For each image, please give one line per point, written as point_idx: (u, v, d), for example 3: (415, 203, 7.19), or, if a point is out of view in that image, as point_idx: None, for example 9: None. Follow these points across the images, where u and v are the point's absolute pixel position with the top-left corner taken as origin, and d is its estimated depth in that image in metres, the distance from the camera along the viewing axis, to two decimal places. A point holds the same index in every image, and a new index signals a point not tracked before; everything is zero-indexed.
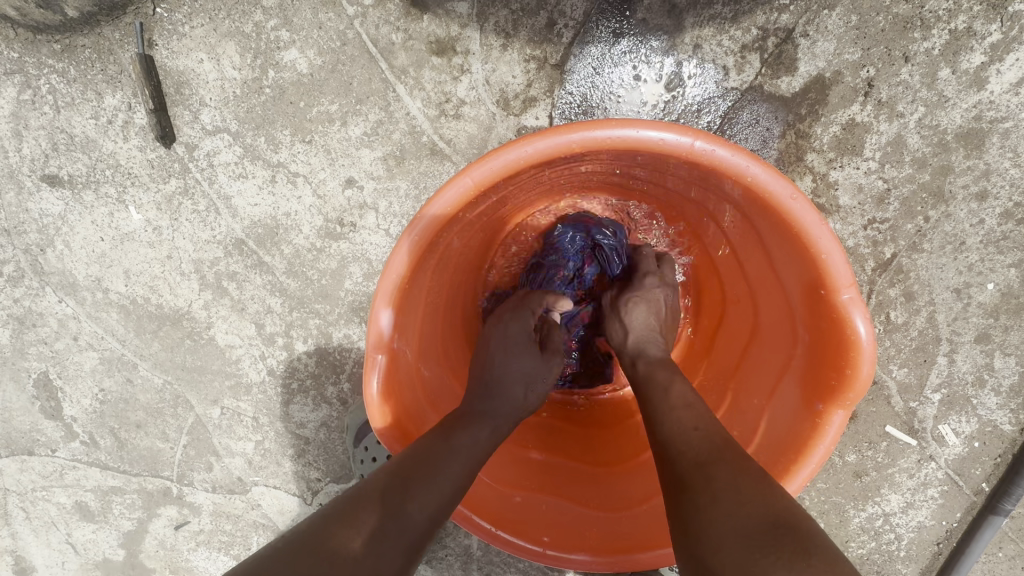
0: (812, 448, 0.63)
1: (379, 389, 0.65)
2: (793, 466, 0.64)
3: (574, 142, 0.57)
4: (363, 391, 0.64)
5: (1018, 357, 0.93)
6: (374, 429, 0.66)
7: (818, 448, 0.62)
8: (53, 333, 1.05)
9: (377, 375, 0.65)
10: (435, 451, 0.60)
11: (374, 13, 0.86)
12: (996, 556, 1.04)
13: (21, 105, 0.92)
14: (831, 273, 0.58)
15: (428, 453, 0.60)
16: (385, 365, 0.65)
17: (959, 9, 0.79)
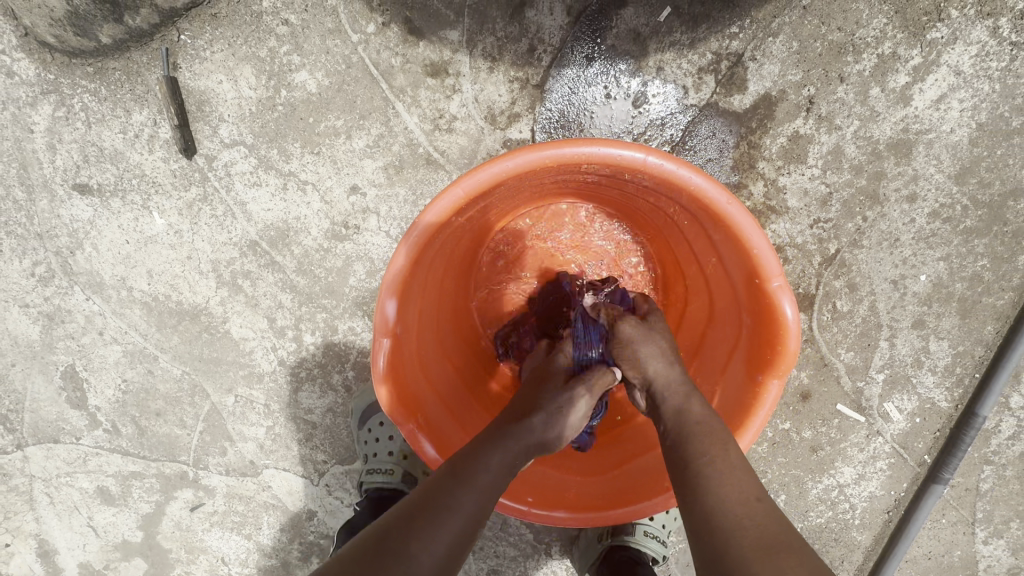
0: (753, 415, 0.74)
1: (385, 367, 0.76)
2: (738, 431, 0.75)
3: (547, 158, 0.68)
4: (371, 368, 0.75)
5: (950, 340, 1.04)
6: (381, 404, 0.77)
7: (757, 414, 0.73)
8: (80, 329, 1.14)
9: (383, 356, 0.75)
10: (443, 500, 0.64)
11: (376, 40, 0.96)
12: (940, 522, 1.16)
13: (56, 121, 1.02)
14: (762, 265, 0.70)
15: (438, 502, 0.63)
16: (389, 348, 0.76)
17: (885, 36, 0.91)
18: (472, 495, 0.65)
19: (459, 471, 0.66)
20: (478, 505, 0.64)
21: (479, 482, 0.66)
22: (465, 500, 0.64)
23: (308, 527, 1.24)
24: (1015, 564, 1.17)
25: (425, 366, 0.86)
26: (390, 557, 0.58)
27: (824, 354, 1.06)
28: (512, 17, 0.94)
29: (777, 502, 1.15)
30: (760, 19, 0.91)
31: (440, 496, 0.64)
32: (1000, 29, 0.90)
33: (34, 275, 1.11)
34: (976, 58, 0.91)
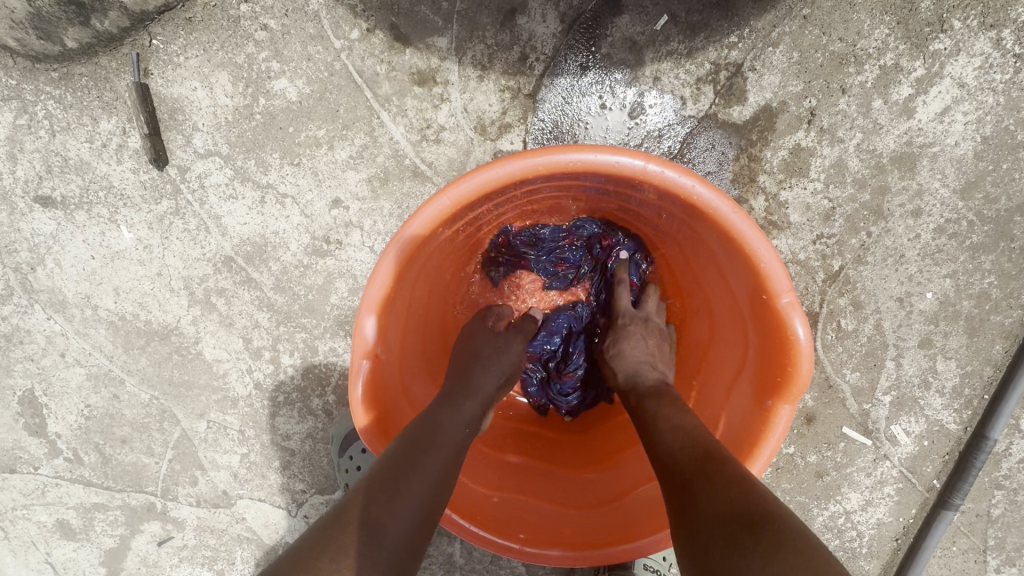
0: (764, 442, 0.69)
1: (364, 392, 0.70)
2: (747, 461, 0.70)
3: (540, 165, 0.64)
4: (348, 395, 0.69)
5: (958, 360, 1.00)
6: (359, 432, 0.71)
7: (769, 441, 0.68)
8: (40, 350, 1.07)
9: (362, 380, 0.69)
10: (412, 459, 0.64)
11: (360, 46, 0.92)
12: (951, 550, 1.11)
13: (18, 129, 0.96)
14: (770, 280, 0.65)
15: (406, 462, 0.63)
16: (369, 371, 0.70)
17: (887, 47, 0.88)
18: (442, 458, 0.65)
19: (426, 440, 0.66)
20: (445, 468, 0.65)
21: (444, 447, 0.66)
22: (437, 459, 0.65)
23: None
24: None
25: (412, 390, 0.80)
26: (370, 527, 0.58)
27: (829, 375, 1.01)
28: (503, 24, 0.90)
29: None
30: (759, 28, 0.88)
31: (413, 462, 0.63)
32: (1003, 41, 0.88)
33: None
34: (979, 70, 0.88)
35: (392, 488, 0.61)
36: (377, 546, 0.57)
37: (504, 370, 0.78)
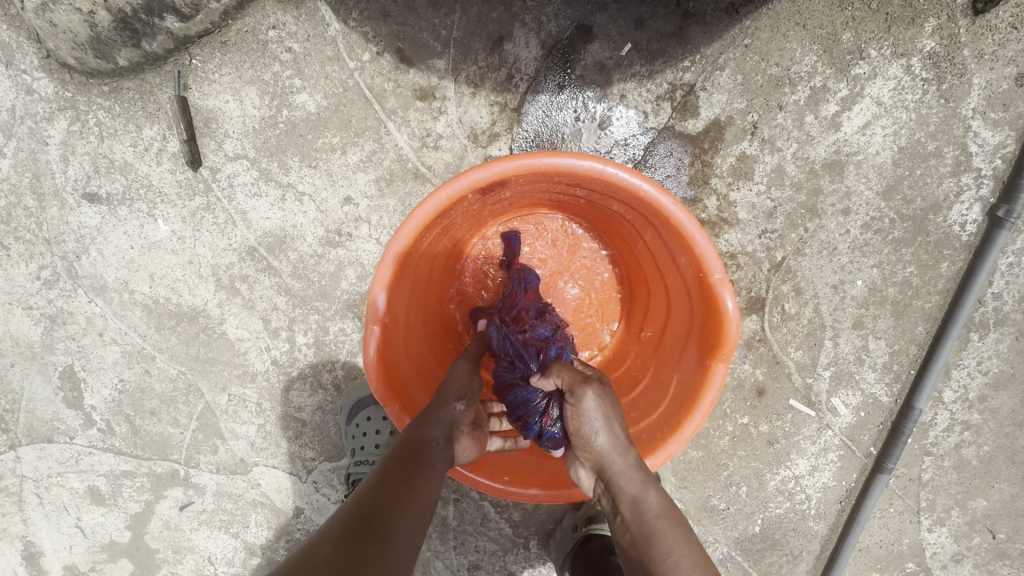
0: (704, 395, 0.84)
1: (374, 355, 0.85)
2: (691, 411, 0.85)
3: (520, 167, 0.80)
4: (362, 355, 0.83)
5: (887, 339, 1.16)
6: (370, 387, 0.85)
7: (708, 393, 0.83)
8: (81, 330, 1.20)
9: (373, 343, 0.84)
10: (404, 474, 0.76)
11: (370, 67, 1.07)
12: (888, 511, 1.26)
13: (71, 135, 1.10)
14: (705, 264, 0.81)
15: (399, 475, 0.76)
16: (379, 336, 0.84)
17: (816, 71, 1.04)
18: (428, 473, 0.78)
19: (415, 454, 0.78)
20: (430, 481, 0.77)
21: (429, 463, 0.79)
22: (424, 473, 0.77)
23: (296, 525, 1.29)
24: (957, 550, 1.28)
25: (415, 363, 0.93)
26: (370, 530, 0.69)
27: (776, 353, 1.16)
28: (492, 49, 1.05)
29: (738, 494, 1.25)
30: (708, 56, 1.04)
31: (405, 475, 0.76)
32: (913, 67, 1.04)
33: (39, 278, 1.18)
34: (894, 91, 1.05)
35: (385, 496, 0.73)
36: (374, 543, 0.69)
37: (460, 392, 0.86)
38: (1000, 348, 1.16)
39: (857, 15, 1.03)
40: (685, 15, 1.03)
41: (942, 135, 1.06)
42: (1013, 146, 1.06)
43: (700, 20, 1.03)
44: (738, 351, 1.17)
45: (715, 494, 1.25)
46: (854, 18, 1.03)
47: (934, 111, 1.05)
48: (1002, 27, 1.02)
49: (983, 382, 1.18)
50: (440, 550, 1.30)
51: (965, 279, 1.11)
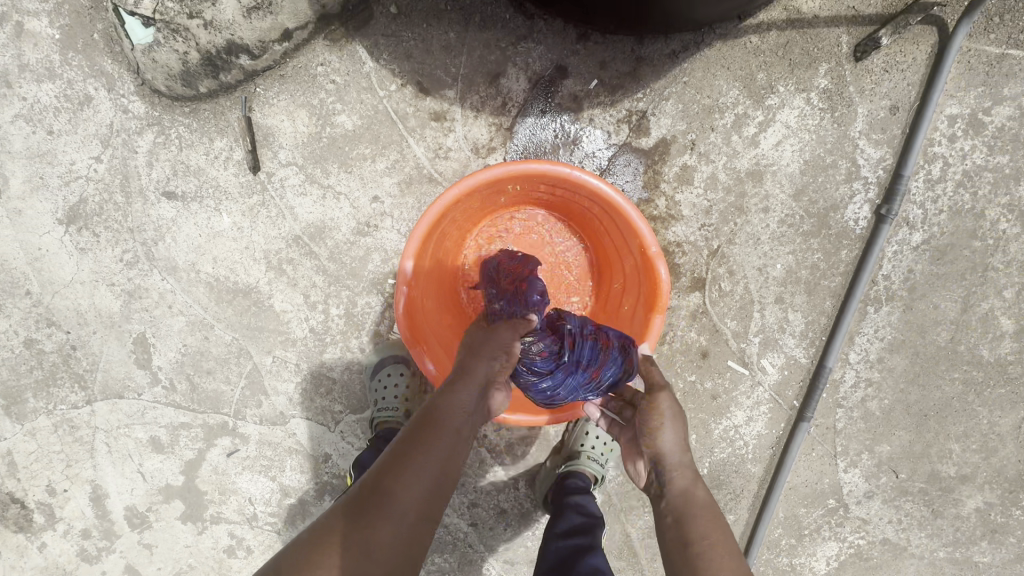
0: (647, 340, 1.17)
1: (403, 308, 1.18)
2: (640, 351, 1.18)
3: (510, 172, 1.14)
4: (394, 308, 1.17)
5: (803, 312, 1.46)
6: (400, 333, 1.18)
7: (649, 338, 1.16)
8: (154, 303, 1.47)
9: (402, 300, 1.17)
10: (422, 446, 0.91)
11: (396, 95, 1.37)
12: (811, 454, 1.55)
13: (156, 145, 1.39)
14: (644, 239, 1.14)
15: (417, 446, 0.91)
16: (406, 294, 1.18)
17: (739, 102, 1.36)
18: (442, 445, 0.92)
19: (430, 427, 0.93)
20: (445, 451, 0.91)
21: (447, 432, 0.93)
22: (440, 441, 0.92)
23: (326, 468, 1.55)
24: (869, 487, 1.56)
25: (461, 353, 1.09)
26: (381, 499, 0.85)
27: (716, 323, 1.46)
28: (491, 83, 1.36)
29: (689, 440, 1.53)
30: (656, 90, 1.36)
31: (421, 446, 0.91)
32: (812, 99, 1.36)
33: (122, 260, 1.45)
34: (798, 117, 1.36)
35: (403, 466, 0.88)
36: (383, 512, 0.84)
37: (500, 351, 1.06)
38: (891, 319, 1.46)
39: (768, 60, 1.35)
40: (638, 59, 1.35)
41: (836, 151, 1.38)
42: (891, 159, 1.38)
43: (649, 63, 1.35)
44: (685, 321, 1.46)
45: None
46: (765, 62, 1.35)
47: (829, 133, 1.37)
48: (877, 70, 1.35)
49: (880, 346, 1.48)
50: None
51: (860, 263, 1.41)
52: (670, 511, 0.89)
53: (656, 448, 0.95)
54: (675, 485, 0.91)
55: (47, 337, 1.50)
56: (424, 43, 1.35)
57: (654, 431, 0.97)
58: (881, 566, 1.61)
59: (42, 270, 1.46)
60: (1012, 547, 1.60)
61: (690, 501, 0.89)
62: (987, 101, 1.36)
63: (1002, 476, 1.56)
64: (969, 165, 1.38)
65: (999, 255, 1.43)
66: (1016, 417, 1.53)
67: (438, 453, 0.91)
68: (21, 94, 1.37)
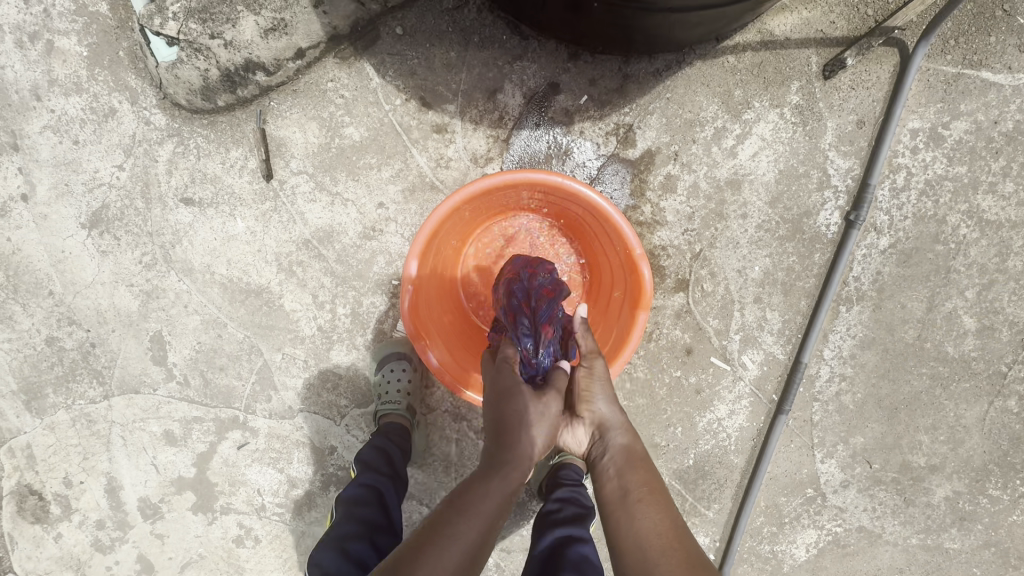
0: (633, 335, 1.28)
1: (408, 306, 1.28)
2: (625, 346, 1.28)
3: (507, 180, 1.24)
4: (400, 305, 1.27)
5: (780, 311, 1.56)
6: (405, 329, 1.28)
7: (634, 334, 1.27)
8: (171, 302, 1.56)
9: (408, 298, 1.27)
10: (477, 496, 0.89)
11: (400, 108, 1.48)
12: (790, 445, 1.64)
13: (176, 154, 1.49)
14: (629, 242, 1.25)
15: (473, 496, 0.89)
16: (411, 292, 1.28)
17: (718, 117, 1.47)
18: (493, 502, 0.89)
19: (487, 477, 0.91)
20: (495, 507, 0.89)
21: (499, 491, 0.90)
22: (491, 496, 0.89)
23: (331, 461, 1.63)
24: (844, 477, 1.66)
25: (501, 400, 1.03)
26: (433, 542, 0.82)
27: (699, 321, 1.56)
28: (489, 98, 1.47)
29: (675, 433, 1.63)
30: (641, 105, 1.47)
31: (476, 495, 0.89)
32: (785, 114, 1.47)
33: (141, 262, 1.54)
34: (772, 131, 1.48)
35: (457, 516, 0.85)
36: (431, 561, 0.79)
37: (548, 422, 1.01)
38: (861, 317, 1.57)
39: (744, 78, 1.46)
40: (624, 77, 1.46)
41: (808, 161, 1.49)
42: (858, 169, 1.49)
43: (635, 80, 1.46)
44: (670, 320, 1.57)
45: (658, 433, 1.63)
46: (742, 80, 1.46)
47: (802, 145, 1.48)
48: (844, 88, 1.46)
49: (852, 343, 1.59)
50: (445, 481, 1.64)
51: (832, 265, 1.52)
52: (612, 464, 1.03)
53: (597, 415, 1.09)
54: (615, 442, 1.06)
55: (68, 335, 1.58)
56: (427, 62, 1.46)
57: (591, 400, 1.10)
58: (857, 553, 1.70)
59: (65, 272, 1.55)
60: (980, 534, 1.69)
61: (632, 455, 1.04)
62: (946, 117, 1.47)
63: (969, 466, 1.66)
64: (930, 175, 1.49)
65: (961, 258, 1.54)
66: (980, 410, 1.63)
67: (488, 511, 0.88)
68: (49, 106, 1.47)
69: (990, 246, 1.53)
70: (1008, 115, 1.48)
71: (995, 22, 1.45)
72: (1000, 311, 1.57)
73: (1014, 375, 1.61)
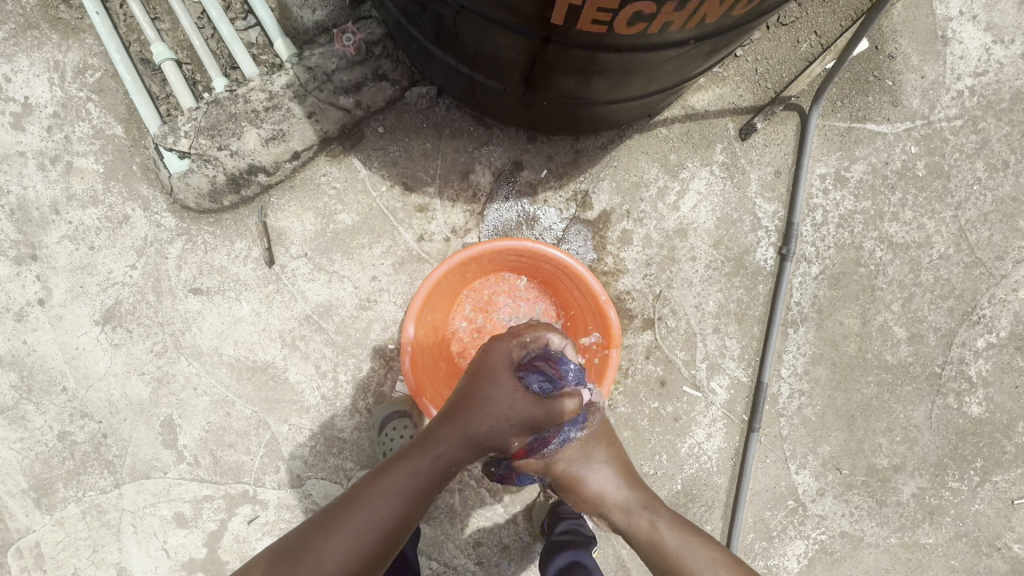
0: (609, 369, 1.46)
1: (409, 366, 1.46)
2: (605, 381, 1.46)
3: (485, 248, 1.46)
4: (401, 367, 1.44)
5: (736, 338, 1.76)
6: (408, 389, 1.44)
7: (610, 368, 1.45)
8: (181, 386, 1.67)
9: (407, 360, 1.45)
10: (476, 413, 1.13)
11: (387, 193, 1.68)
12: (765, 461, 1.79)
13: (185, 250, 1.65)
14: (596, 290, 1.47)
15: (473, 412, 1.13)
16: (410, 352, 1.46)
17: (660, 177, 1.73)
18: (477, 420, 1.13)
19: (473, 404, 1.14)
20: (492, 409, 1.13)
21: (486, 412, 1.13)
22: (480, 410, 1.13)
23: None
24: (819, 485, 1.80)
25: (456, 394, 1.19)
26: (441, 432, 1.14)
27: (668, 354, 1.75)
28: (463, 178, 1.70)
29: (661, 461, 1.76)
30: (593, 173, 1.72)
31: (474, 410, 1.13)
32: (714, 170, 1.74)
33: (152, 350, 1.66)
34: (706, 186, 1.74)
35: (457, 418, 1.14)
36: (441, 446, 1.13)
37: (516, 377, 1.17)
38: (808, 337, 1.78)
39: (676, 145, 1.73)
40: (577, 152, 1.72)
41: (740, 208, 1.74)
42: (782, 211, 1.75)
43: (586, 154, 1.72)
44: (642, 356, 1.74)
45: (646, 463, 1.76)
46: (675, 147, 1.73)
47: (732, 195, 1.74)
48: (759, 145, 1.75)
49: (804, 360, 1.78)
50: (451, 532, 1.71)
51: (774, 294, 1.74)
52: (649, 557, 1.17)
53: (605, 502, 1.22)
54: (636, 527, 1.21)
55: (80, 428, 1.66)
56: (407, 153, 1.68)
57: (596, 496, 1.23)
58: (844, 558, 1.82)
59: (78, 367, 1.65)
60: (949, 526, 1.84)
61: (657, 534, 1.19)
62: (846, 162, 1.76)
63: (927, 462, 1.83)
64: (842, 211, 1.76)
65: (882, 277, 1.78)
66: (926, 409, 1.82)
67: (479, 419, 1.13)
68: (68, 219, 1.63)
69: (903, 264, 1.79)
70: (895, 156, 1.77)
71: (870, 85, 1.77)
72: (924, 320, 1.81)
73: (948, 374, 1.82)
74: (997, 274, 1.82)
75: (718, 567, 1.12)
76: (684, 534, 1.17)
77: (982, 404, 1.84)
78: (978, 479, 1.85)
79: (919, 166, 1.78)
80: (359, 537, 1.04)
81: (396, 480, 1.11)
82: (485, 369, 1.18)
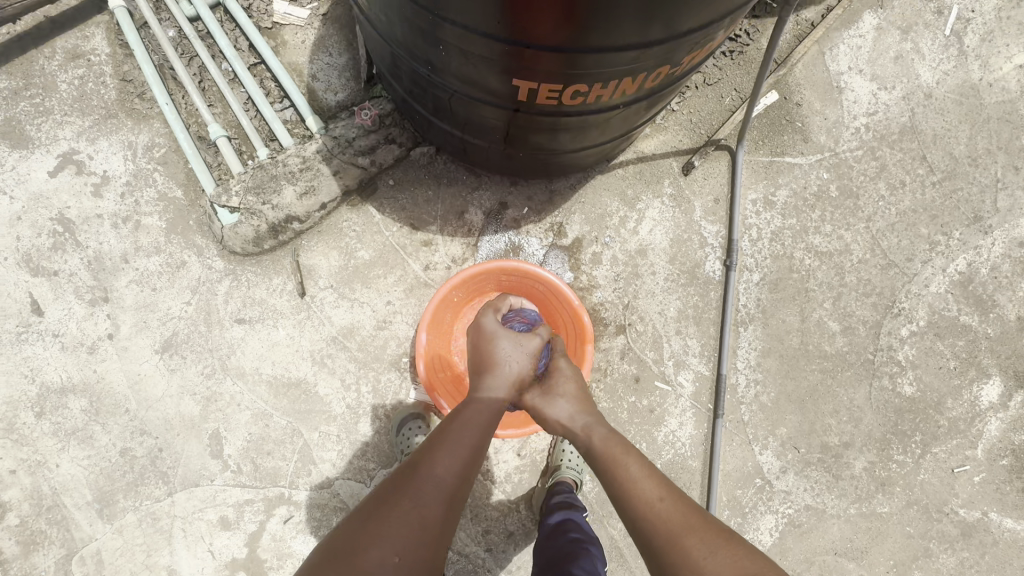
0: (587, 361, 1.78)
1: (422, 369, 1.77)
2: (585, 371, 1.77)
3: (479, 269, 1.81)
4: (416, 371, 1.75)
5: (696, 337, 2.08)
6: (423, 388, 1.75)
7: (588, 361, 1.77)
8: (226, 403, 1.95)
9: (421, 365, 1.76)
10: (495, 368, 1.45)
11: (397, 233, 2.05)
12: (732, 445, 2.06)
13: (231, 287, 1.99)
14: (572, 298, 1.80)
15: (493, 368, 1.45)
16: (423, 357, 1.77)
17: (620, 208, 2.11)
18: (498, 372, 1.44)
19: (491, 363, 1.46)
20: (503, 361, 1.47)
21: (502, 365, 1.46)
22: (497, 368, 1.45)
23: None
24: (781, 463, 2.07)
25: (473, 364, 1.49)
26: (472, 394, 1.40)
27: (639, 354, 2.06)
28: (459, 218, 2.07)
29: (641, 448, 2.03)
30: (566, 208, 2.10)
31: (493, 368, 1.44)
32: (664, 200, 2.12)
33: (202, 373, 1.96)
34: (659, 213, 2.11)
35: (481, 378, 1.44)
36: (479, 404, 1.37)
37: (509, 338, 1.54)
38: (756, 334, 2.10)
39: (632, 181, 2.13)
40: (551, 191, 2.11)
41: (688, 230, 2.11)
42: (724, 230, 2.12)
43: (559, 193, 2.11)
44: (617, 357, 2.05)
45: None
46: (631, 183, 2.13)
47: (682, 220, 2.12)
48: (699, 178, 2.14)
49: (756, 354, 2.10)
50: (463, 522, 1.95)
51: (723, 298, 2.08)
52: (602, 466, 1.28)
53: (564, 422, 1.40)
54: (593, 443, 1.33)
55: (140, 444, 1.93)
56: (413, 200, 2.06)
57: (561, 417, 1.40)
58: (811, 530, 2.06)
59: (140, 391, 1.94)
60: (900, 495, 2.09)
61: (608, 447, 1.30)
62: (772, 188, 2.16)
63: (872, 438, 2.11)
64: (773, 228, 2.14)
65: (812, 280, 2.14)
66: (865, 391, 2.12)
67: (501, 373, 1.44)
68: (135, 266, 1.98)
69: (829, 269, 2.14)
70: (812, 182, 2.17)
71: (784, 127, 2.19)
72: (853, 314, 2.14)
73: (880, 360, 2.14)
74: (909, 272, 2.17)
75: (632, 473, 1.24)
76: (609, 445, 1.30)
77: (913, 384, 2.14)
78: (920, 451, 2.12)
79: (832, 188, 2.18)
80: (456, 458, 1.23)
81: (462, 421, 1.30)
82: (487, 335, 1.52)
